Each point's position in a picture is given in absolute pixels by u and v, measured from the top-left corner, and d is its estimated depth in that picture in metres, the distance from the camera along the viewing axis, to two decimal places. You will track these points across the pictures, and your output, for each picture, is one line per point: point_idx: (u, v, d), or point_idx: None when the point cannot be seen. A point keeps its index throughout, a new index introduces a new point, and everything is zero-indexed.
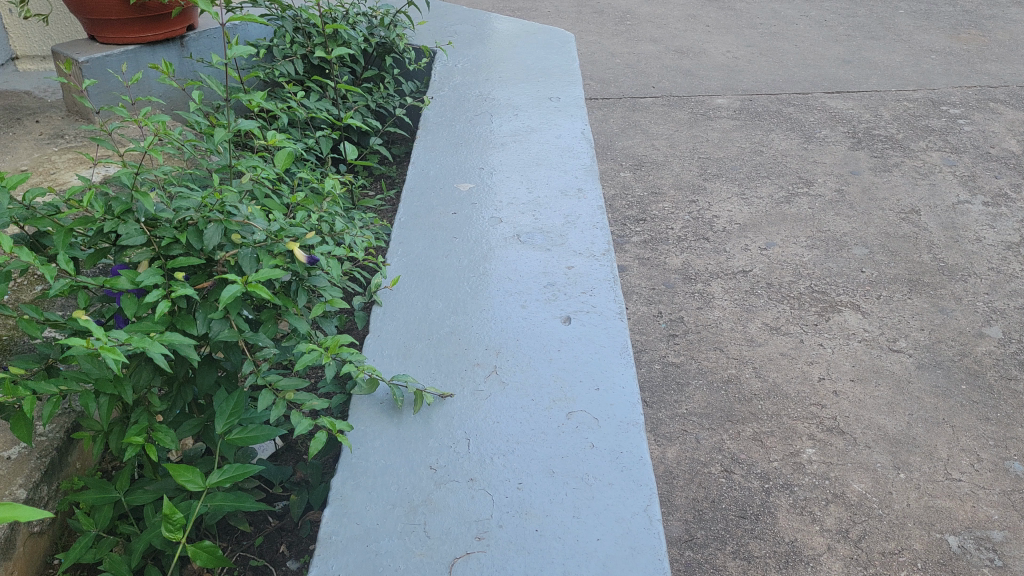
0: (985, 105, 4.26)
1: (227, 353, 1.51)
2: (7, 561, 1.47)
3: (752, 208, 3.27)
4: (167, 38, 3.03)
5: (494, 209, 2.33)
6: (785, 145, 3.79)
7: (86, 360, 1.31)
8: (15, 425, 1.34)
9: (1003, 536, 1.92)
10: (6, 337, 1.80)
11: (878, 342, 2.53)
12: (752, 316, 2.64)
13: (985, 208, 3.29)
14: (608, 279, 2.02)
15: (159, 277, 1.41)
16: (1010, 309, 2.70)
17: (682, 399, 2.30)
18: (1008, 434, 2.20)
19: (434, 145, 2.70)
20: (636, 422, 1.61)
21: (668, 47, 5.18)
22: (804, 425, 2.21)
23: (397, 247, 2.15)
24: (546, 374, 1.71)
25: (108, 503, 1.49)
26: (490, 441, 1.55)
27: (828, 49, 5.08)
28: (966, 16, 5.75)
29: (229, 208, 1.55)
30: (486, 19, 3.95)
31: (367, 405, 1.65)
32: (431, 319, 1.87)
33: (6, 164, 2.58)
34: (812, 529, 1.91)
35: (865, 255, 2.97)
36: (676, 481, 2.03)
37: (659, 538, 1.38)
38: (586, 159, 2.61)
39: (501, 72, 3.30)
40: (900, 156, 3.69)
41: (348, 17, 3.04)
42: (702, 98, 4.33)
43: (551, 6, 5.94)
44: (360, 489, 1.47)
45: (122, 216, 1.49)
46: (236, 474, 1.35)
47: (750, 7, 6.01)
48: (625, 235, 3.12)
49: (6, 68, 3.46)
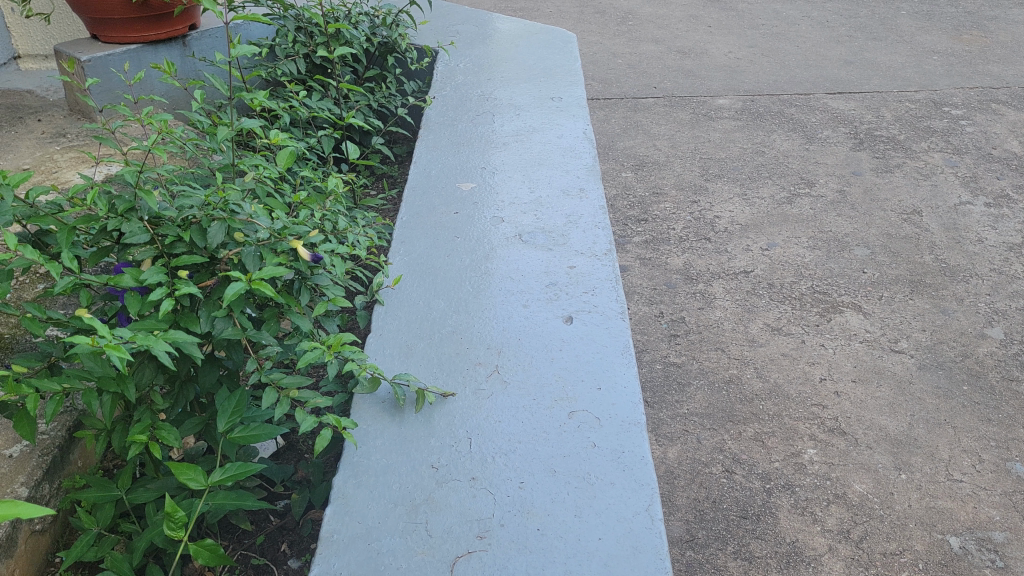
0: (988, 106, 4.26)
1: (230, 351, 1.51)
2: (8, 559, 1.47)
3: (754, 209, 3.27)
4: (169, 38, 3.03)
5: (496, 208, 2.33)
6: (787, 146, 3.79)
7: (90, 358, 1.31)
8: (18, 423, 1.34)
9: (1004, 537, 1.91)
10: (8, 335, 1.80)
11: (879, 343, 2.53)
12: (754, 317, 2.64)
13: (987, 209, 3.29)
14: (610, 279, 2.02)
15: (162, 275, 1.41)
16: (1012, 310, 2.70)
17: (683, 399, 2.30)
18: (1010, 435, 2.20)
19: (436, 145, 2.70)
20: (637, 421, 1.61)
21: (670, 48, 5.17)
22: (805, 426, 2.21)
23: (398, 247, 2.15)
24: (547, 374, 1.71)
25: (110, 501, 1.49)
26: (491, 440, 1.55)
27: (831, 50, 5.08)
28: (968, 17, 5.74)
29: (232, 206, 1.55)
30: (487, 19, 3.95)
31: (368, 404, 1.65)
32: (432, 319, 1.87)
33: (8, 163, 2.58)
34: (813, 530, 1.91)
35: (867, 256, 2.97)
36: (677, 481, 2.03)
37: (661, 538, 1.38)
38: (588, 159, 2.61)
39: (503, 73, 3.30)
40: (902, 157, 3.69)
41: (351, 17, 3.04)
42: (704, 99, 4.32)
43: (553, 6, 5.94)
44: (362, 488, 1.47)
45: (125, 215, 1.49)
46: (238, 472, 1.35)
47: (752, 8, 6.01)
48: (626, 236, 3.12)
49: (8, 67, 3.46)
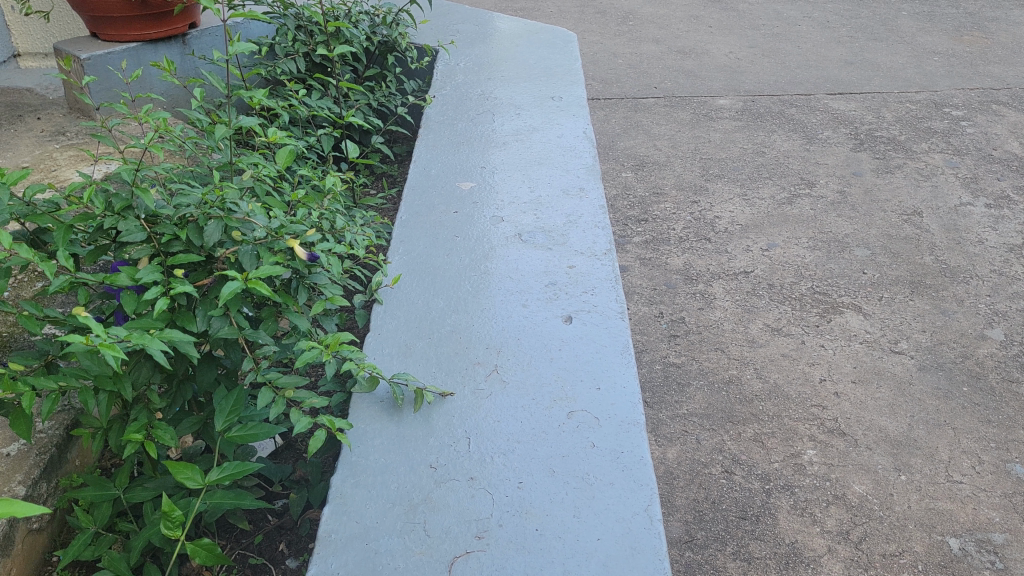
0: (988, 107, 4.26)
1: (227, 350, 1.51)
2: (5, 558, 1.47)
3: (754, 209, 3.27)
4: (169, 36, 3.03)
5: (496, 208, 2.32)
6: (787, 147, 3.78)
7: (86, 356, 1.30)
8: (14, 421, 1.33)
9: (1004, 539, 1.91)
10: (6, 333, 1.80)
11: (880, 343, 2.53)
12: (754, 317, 2.64)
13: (987, 210, 3.29)
14: (610, 279, 2.01)
15: (159, 274, 1.41)
16: (1012, 311, 2.69)
17: (683, 399, 2.29)
18: (1010, 436, 2.19)
19: (435, 144, 2.70)
20: (636, 421, 1.61)
21: (671, 48, 5.17)
22: (805, 427, 2.21)
23: (398, 246, 2.15)
24: (546, 374, 1.71)
25: (107, 500, 1.48)
26: (490, 440, 1.55)
27: (831, 51, 5.08)
28: (969, 18, 5.74)
29: (229, 205, 1.55)
30: (488, 19, 3.95)
31: (367, 403, 1.64)
32: (431, 318, 1.87)
33: (7, 161, 2.58)
34: (813, 531, 1.91)
35: (867, 257, 2.97)
36: (677, 481, 2.03)
37: (660, 538, 1.38)
38: (588, 158, 2.61)
39: (503, 72, 3.29)
40: (903, 158, 3.69)
41: (351, 16, 3.03)
42: (704, 99, 4.32)
43: (554, 6, 5.93)
44: (360, 487, 1.47)
45: (122, 213, 1.49)
46: (235, 472, 1.34)
47: (752, 9, 6.01)
48: (627, 235, 3.11)
49: (7, 65, 3.46)
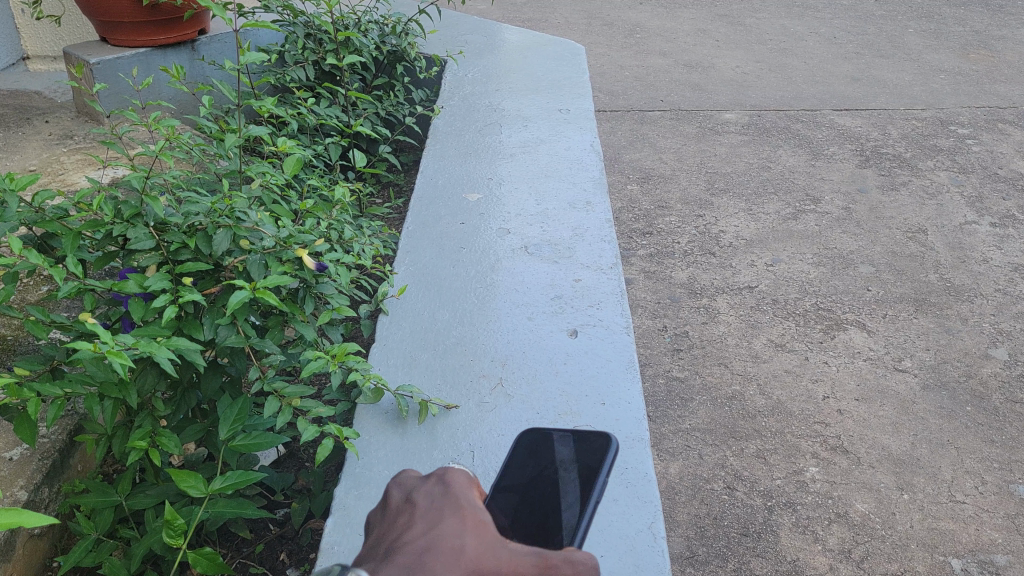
0: (994, 126, 4.26)
1: (232, 359, 1.50)
2: (6, 563, 1.47)
3: (759, 224, 3.27)
4: (179, 42, 3.04)
5: (502, 219, 2.33)
6: (792, 162, 3.79)
7: (92, 363, 1.29)
8: (18, 427, 1.33)
9: (1006, 561, 1.90)
10: (11, 337, 1.80)
11: (883, 361, 2.52)
12: (758, 332, 2.64)
13: (993, 229, 3.29)
14: (616, 293, 2.01)
15: (167, 282, 1.42)
16: (1016, 331, 2.69)
17: (686, 414, 2.29)
18: (1013, 457, 2.19)
19: (442, 154, 2.70)
20: (641, 437, 1.60)
21: (678, 61, 5.20)
22: (807, 443, 2.20)
23: (404, 256, 2.15)
24: (552, 389, 1.70)
25: (109, 506, 1.47)
26: (495, 454, 1.54)
27: (838, 67, 5.09)
28: (976, 36, 5.75)
29: (239, 213, 1.54)
30: (496, 31, 3.96)
31: (371, 415, 1.64)
32: (436, 330, 1.87)
33: (15, 164, 2.59)
34: (814, 548, 1.90)
35: (871, 273, 2.96)
36: (679, 497, 2.02)
37: (663, 556, 1.37)
38: (595, 171, 2.62)
39: (511, 83, 3.31)
40: (908, 175, 3.70)
41: (360, 25, 3.07)
42: (711, 113, 4.33)
43: (562, 18, 5.98)
44: (364, 500, 1.47)
45: (131, 220, 1.48)
46: (238, 480, 1.33)
47: (759, 24, 6.02)
48: (631, 248, 3.12)
49: (16, 68, 3.48)
